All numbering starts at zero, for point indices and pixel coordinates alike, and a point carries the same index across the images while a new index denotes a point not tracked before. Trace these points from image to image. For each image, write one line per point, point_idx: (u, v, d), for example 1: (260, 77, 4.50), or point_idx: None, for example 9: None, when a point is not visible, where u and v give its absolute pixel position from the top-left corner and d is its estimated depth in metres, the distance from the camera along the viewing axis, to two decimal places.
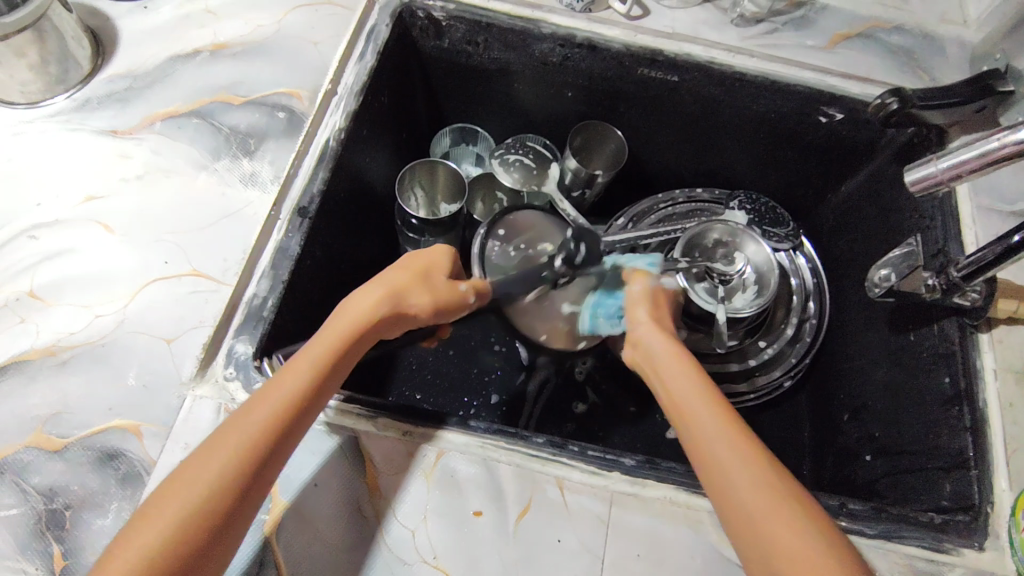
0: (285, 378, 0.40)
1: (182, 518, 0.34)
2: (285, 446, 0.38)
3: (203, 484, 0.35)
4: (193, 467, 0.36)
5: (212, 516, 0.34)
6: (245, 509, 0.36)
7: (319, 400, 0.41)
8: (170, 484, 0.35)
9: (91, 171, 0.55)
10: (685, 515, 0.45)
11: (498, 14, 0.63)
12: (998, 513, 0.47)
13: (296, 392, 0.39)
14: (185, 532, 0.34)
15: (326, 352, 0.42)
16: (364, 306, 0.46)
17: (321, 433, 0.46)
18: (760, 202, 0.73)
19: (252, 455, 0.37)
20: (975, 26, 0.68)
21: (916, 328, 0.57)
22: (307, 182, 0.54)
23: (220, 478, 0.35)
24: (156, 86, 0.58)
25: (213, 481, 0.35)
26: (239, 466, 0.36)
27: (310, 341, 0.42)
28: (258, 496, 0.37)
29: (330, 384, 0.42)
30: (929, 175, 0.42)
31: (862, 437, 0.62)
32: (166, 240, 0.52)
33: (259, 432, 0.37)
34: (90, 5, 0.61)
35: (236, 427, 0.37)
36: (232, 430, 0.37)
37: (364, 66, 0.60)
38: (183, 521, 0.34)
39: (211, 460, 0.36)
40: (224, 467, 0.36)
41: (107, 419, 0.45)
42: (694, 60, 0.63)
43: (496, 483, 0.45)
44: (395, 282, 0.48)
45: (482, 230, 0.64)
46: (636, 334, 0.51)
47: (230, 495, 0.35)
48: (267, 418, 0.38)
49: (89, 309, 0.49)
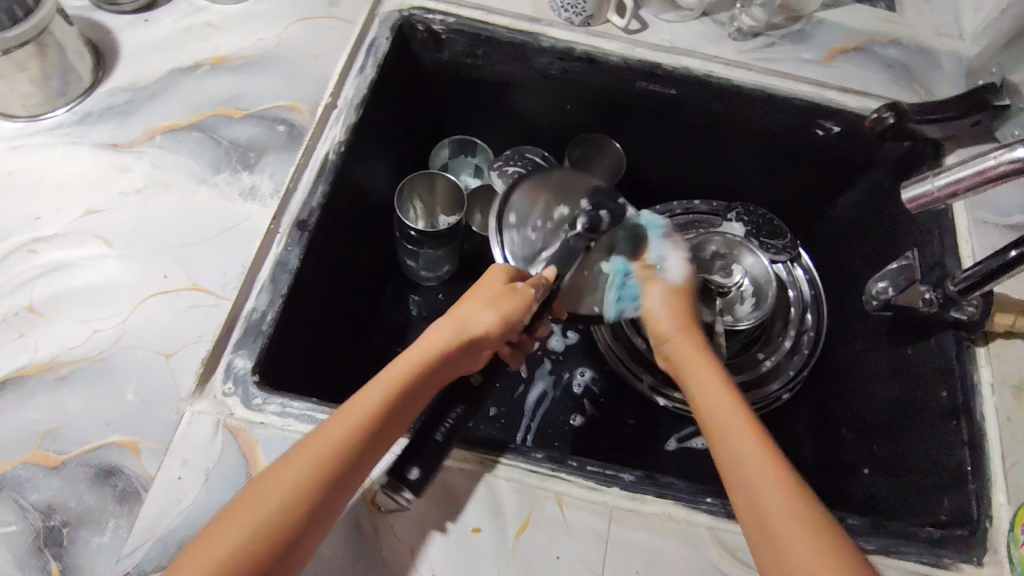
0: (360, 398, 0.41)
1: (262, 520, 0.36)
2: (363, 461, 0.40)
3: (283, 491, 0.37)
4: (274, 475, 0.38)
5: (279, 533, 0.36)
6: (309, 532, 0.37)
7: (396, 422, 0.42)
8: (251, 491, 0.37)
9: (90, 185, 0.55)
10: (685, 531, 0.45)
11: (498, 28, 0.64)
12: (997, 527, 0.47)
13: (364, 417, 0.40)
14: (265, 534, 0.35)
15: (402, 375, 0.43)
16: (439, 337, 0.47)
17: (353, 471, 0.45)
18: (758, 214, 0.73)
19: (330, 466, 0.38)
20: (971, 39, 0.68)
21: (915, 341, 0.58)
22: (307, 195, 0.55)
23: (288, 497, 0.37)
24: (157, 100, 0.58)
25: (291, 489, 0.37)
26: (318, 477, 0.38)
27: (387, 366, 0.44)
28: (336, 506, 0.38)
29: (408, 407, 0.43)
30: (925, 193, 0.42)
31: (861, 451, 0.62)
32: (166, 254, 0.52)
33: (334, 445, 0.39)
34: (91, 19, 0.62)
35: (316, 440, 0.39)
36: (312, 442, 0.39)
37: (364, 80, 0.60)
38: (262, 526, 0.35)
39: (283, 478, 0.37)
40: (304, 475, 0.37)
41: (106, 435, 0.45)
42: (692, 73, 0.64)
43: (495, 499, 0.45)
44: (464, 309, 0.49)
45: (494, 219, 0.58)
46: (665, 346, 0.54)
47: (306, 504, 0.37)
48: (336, 438, 0.39)
49: (89, 323, 0.49)
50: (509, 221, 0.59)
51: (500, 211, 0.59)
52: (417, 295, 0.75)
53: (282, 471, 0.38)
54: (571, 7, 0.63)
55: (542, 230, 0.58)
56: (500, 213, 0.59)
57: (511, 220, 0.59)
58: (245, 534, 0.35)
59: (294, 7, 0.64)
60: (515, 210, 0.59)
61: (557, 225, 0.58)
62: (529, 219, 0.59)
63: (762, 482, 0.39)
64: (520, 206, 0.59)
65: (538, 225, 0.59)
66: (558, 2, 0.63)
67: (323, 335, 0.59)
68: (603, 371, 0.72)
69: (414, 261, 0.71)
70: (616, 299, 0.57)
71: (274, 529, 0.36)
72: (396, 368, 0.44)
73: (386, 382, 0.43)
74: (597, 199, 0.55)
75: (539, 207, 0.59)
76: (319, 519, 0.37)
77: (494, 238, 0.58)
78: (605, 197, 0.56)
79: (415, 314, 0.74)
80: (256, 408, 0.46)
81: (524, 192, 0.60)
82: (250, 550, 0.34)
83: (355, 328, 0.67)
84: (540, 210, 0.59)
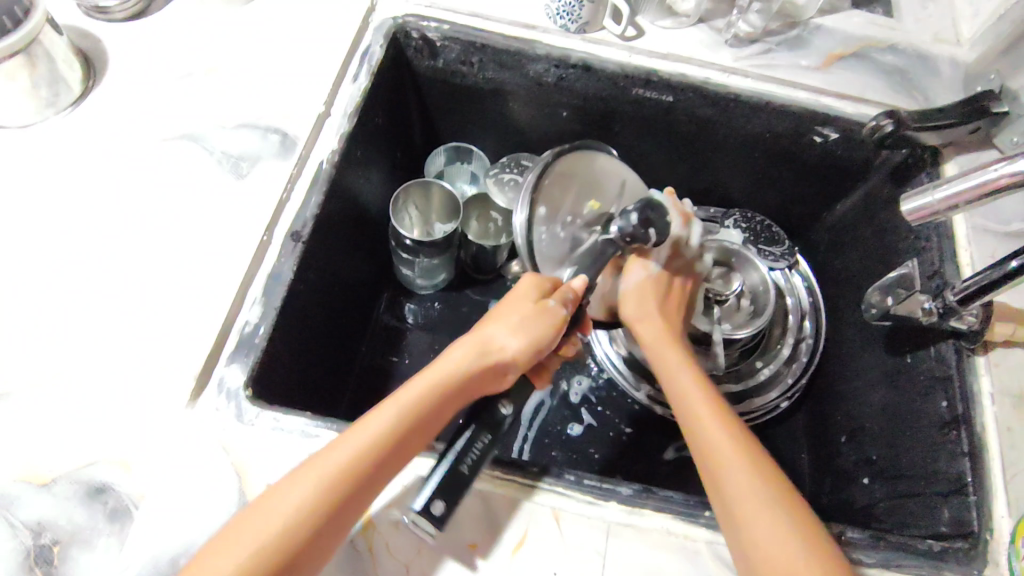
0: (373, 420, 0.40)
1: (263, 540, 0.35)
2: (371, 486, 0.39)
3: (286, 512, 0.36)
4: (279, 493, 0.37)
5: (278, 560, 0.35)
6: (307, 559, 0.36)
7: (409, 447, 0.41)
8: (254, 509, 0.37)
9: (79, 196, 0.54)
10: (683, 546, 0.45)
11: (493, 35, 0.64)
12: (997, 540, 0.47)
13: (373, 444, 0.39)
14: (264, 555, 0.35)
15: (418, 402, 0.42)
16: (460, 357, 0.45)
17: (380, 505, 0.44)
18: (754, 221, 0.74)
19: (336, 490, 0.37)
20: (968, 45, 0.68)
21: (914, 349, 0.57)
22: (301, 206, 0.54)
23: (289, 522, 0.36)
24: (148, 109, 0.58)
25: (294, 510, 0.36)
26: (323, 499, 0.37)
27: (406, 386, 0.43)
28: (337, 534, 0.38)
29: (422, 433, 0.42)
30: (926, 206, 0.41)
31: (860, 460, 0.62)
32: (157, 266, 0.51)
33: (340, 470, 0.38)
34: (81, 29, 0.61)
35: (324, 460, 0.38)
36: (319, 462, 0.38)
37: (358, 88, 0.60)
38: (262, 547, 0.35)
39: (286, 500, 0.37)
40: (308, 495, 0.37)
41: (95, 452, 0.45)
42: (688, 80, 0.63)
43: (492, 515, 0.45)
44: (485, 328, 0.48)
45: (520, 216, 0.49)
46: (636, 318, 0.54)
47: (308, 526, 0.36)
48: (343, 463, 0.38)
49: (79, 336, 0.49)
50: (540, 214, 0.50)
51: (533, 202, 0.50)
52: (413, 303, 0.74)
53: (286, 490, 0.37)
54: (567, 14, 0.63)
55: (569, 227, 0.53)
56: (533, 204, 0.49)
57: (543, 213, 0.50)
58: (242, 556, 0.34)
59: (287, 15, 0.64)
60: (545, 201, 0.50)
61: (587, 225, 0.53)
62: (559, 215, 0.52)
63: (729, 457, 0.43)
64: (550, 197, 0.51)
65: (567, 222, 0.52)
66: (554, 9, 0.63)
67: (317, 346, 0.58)
68: (601, 381, 0.72)
69: (410, 270, 0.70)
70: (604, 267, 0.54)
71: (274, 551, 0.35)
72: (415, 388, 0.43)
73: (403, 404, 0.41)
74: (646, 214, 0.50)
75: (567, 201, 0.52)
76: (319, 543, 0.37)
77: (525, 234, 0.50)
78: (654, 210, 0.50)
79: (411, 322, 0.73)
80: (249, 424, 0.46)
81: (554, 179, 0.51)
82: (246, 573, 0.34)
83: (350, 338, 0.66)
84: (569, 205, 0.52)
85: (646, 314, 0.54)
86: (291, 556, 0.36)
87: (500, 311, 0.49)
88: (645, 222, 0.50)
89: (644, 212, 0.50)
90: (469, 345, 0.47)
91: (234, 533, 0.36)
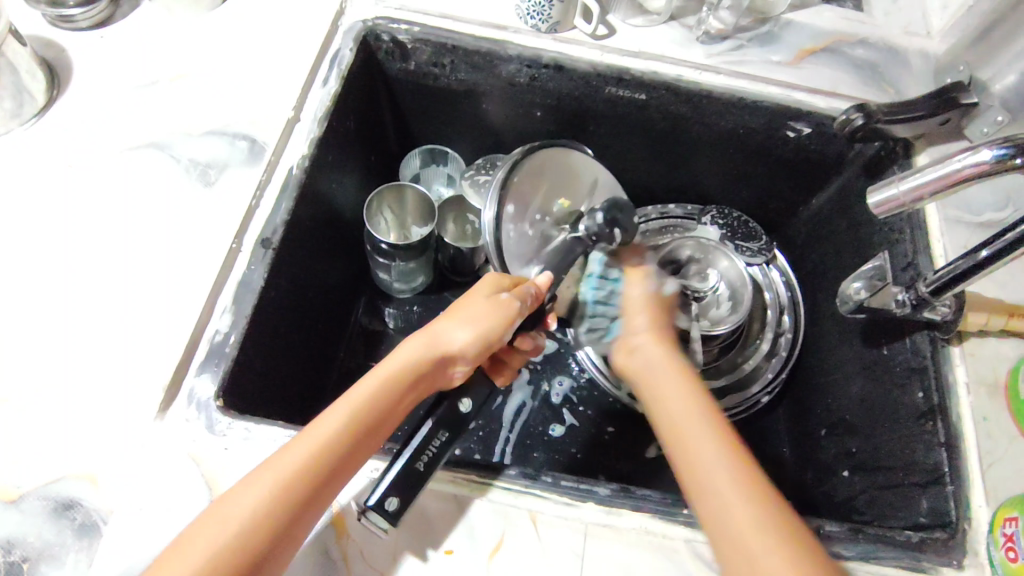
0: (322, 420, 0.40)
1: (223, 542, 0.34)
2: (327, 484, 0.38)
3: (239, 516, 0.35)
4: (234, 496, 0.36)
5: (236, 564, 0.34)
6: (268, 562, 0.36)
7: (363, 440, 0.40)
8: (211, 512, 0.36)
9: (45, 206, 0.53)
10: (661, 544, 0.45)
11: (464, 36, 0.63)
12: (975, 530, 0.47)
13: (323, 445, 0.38)
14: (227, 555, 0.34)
15: (370, 402, 0.41)
16: (415, 350, 0.45)
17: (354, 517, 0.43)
18: (732, 217, 0.75)
19: (292, 490, 0.37)
20: (938, 37, 0.68)
21: (890, 342, 0.57)
22: (271, 213, 0.53)
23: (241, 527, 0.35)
24: (114, 118, 0.57)
25: (253, 509, 0.35)
26: (283, 496, 0.36)
27: (357, 384, 0.42)
28: (295, 535, 0.37)
29: (377, 426, 0.41)
30: (892, 198, 0.41)
31: (839, 453, 0.62)
32: (126, 276, 0.51)
33: (291, 473, 0.37)
34: (44, 38, 0.60)
35: (281, 459, 0.37)
36: (274, 461, 0.37)
37: (328, 92, 0.59)
38: (213, 555, 0.34)
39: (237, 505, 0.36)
40: (265, 493, 0.36)
41: (62, 468, 0.44)
42: (661, 78, 0.63)
43: (467, 520, 0.45)
44: (437, 326, 0.47)
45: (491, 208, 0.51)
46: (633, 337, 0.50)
47: (268, 526, 0.35)
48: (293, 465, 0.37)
49: (45, 351, 0.48)
50: (508, 211, 0.52)
51: (501, 199, 0.52)
52: (392, 308, 0.74)
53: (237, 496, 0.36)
54: (537, 14, 0.62)
55: (540, 224, 0.55)
56: (501, 201, 0.52)
57: (510, 210, 0.53)
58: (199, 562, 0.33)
59: (249, 22, 0.63)
60: (515, 199, 0.53)
61: (556, 222, 0.56)
62: (529, 211, 0.54)
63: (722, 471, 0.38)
64: (518, 194, 0.53)
65: (537, 220, 0.55)
66: (525, 9, 0.63)
67: (292, 354, 0.58)
68: (582, 380, 0.72)
69: (387, 274, 0.69)
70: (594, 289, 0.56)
71: (232, 554, 0.34)
72: (368, 384, 0.42)
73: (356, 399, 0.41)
74: (612, 214, 0.51)
75: (536, 199, 0.55)
76: (280, 542, 0.36)
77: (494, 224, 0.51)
78: (622, 211, 0.52)
79: (390, 327, 0.73)
80: (220, 434, 0.45)
81: (524, 176, 0.54)
82: (209, 574, 0.33)
83: (326, 343, 0.66)
84: (537, 202, 0.55)
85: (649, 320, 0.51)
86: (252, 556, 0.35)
87: (456, 309, 0.49)
88: (610, 221, 0.51)
89: (610, 212, 0.51)
90: (424, 339, 0.46)
91: (185, 544, 0.34)
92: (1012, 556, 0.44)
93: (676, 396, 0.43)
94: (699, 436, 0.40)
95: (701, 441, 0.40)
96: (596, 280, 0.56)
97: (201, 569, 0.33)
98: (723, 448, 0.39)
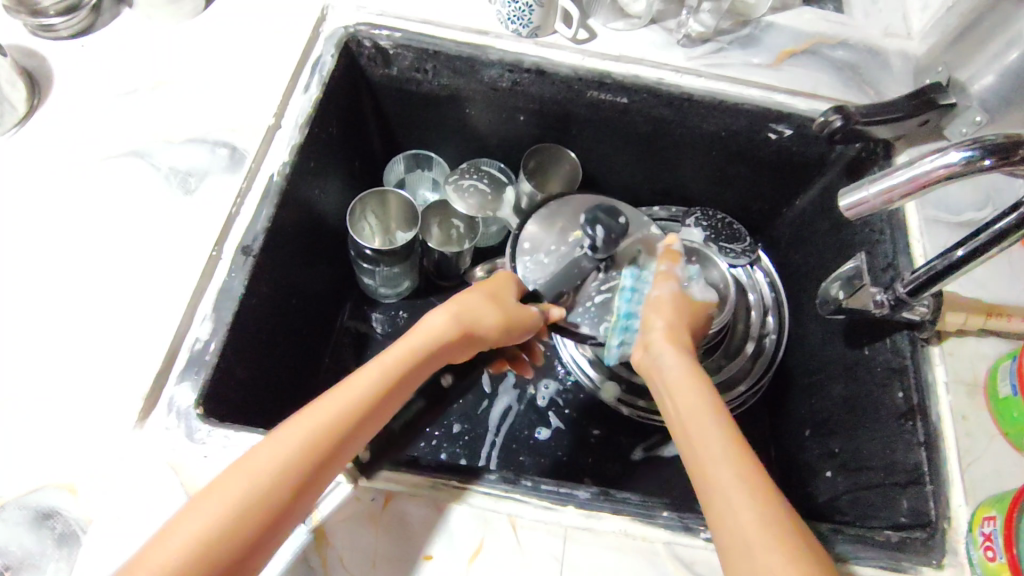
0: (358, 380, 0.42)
1: (249, 495, 0.35)
2: (351, 444, 0.40)
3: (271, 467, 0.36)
4: (260, 449, 0.37)
5: (264, 512, 0.35)
6: (290, 515, 0.37)
7: (388, 408, 0.43)
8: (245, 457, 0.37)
9: (27, 214, 0.53)
10: (640, 547, 0.45)
11: (446, 42, 0.63)
12: (955, 529, 0.47)
13: (358, 403, 0.41)
14: (253, 506, 0.35)
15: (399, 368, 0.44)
16: (436, 325, 0.49)
17: (335, 523, 0.44)
18: (716, 219, 0.75)
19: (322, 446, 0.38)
20: (918, 38, 0.69)
21: (871, 341, 0.57)
22: (251, 220, 0.54)
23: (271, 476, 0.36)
24: (94, 127, 0.57)
25: (282, 463, 0.37)
26: (310, 454, 0.38)
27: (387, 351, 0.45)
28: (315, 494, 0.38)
29: (403, 389, 0.44)
30: (862, 200, 0.41)
31: (823, 454, 0.62)
32: (106, 283, 0.51)
33: (324, 429, 0.39)
34: (24, 46, 0.60)
35: (318, 412, 0.39)
36: (301, 418, 0.39)
37: (309, 99, 0.60)
38: (241, 504, 0.35)
39: (268, 455, 0.37)
40: (308, 440, 0.38)
41: (42, 477, 0.44)
42: (642, 82, 0.64)
43: (447, 524, 0.45)
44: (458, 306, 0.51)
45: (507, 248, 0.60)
46: (646, 338, 0.53)
47: (292, 484, 0.37)
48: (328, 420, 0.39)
49: (22, 360, 0.48)
50: (524, 247, 0.60)
51: (516, 240, 0.61)
52: (379, 313, 0.74)
53: (273, 445, 0.37)
54: (518, 19, 0.62)
55: (556, 254, 0.60)
56: (516, 241, 0.61)
57: (526, 247, 0.60)
58: (228, 507, 0.34)
59: (229, 29, 0.63)
60: (529, 237, 0.60)
61: (571, 248, 0.59)
62: (545, 243, 0.60)
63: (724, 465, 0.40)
64: (535, 234, 0.61)
65: (553, 250, 0.60)
66: (506, 14, 0.63)
67: (275, 359, 0.58)
68: (567, 383, 0.72)
69: (371, 279, 0.69)
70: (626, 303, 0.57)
71: (261, 503, 0.35)
72: (394, 354, 0.45)
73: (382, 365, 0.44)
74: (595, 216, 0.56)
75: (553, 233, 0.60)
76: (302, 498, 0.37)
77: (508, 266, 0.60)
78: (608, 215, 0.57)
79: (377, 331, 0.73)
80: (199, 442, 0.45)
81: (540, 219, 0.61)
82: (237, 521, 0.34)
83: (311, 349, 0.66)
84: (555, 236, 0.60)
85: (663, 319, 0.53)
86: (275, 511, 0.36)
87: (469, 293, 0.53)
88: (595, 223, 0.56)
89: (593, 214, 0.56)
90: (445, 315, 0.50)
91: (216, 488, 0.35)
92: (990, 555, 0.44)
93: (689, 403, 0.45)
94: (709, 445, 0.41)
95: (711, 450, 0.41)
96: (630, 293, 0.57)
97: (228, 515, 0.34)
98: (729, 456, 0.40)
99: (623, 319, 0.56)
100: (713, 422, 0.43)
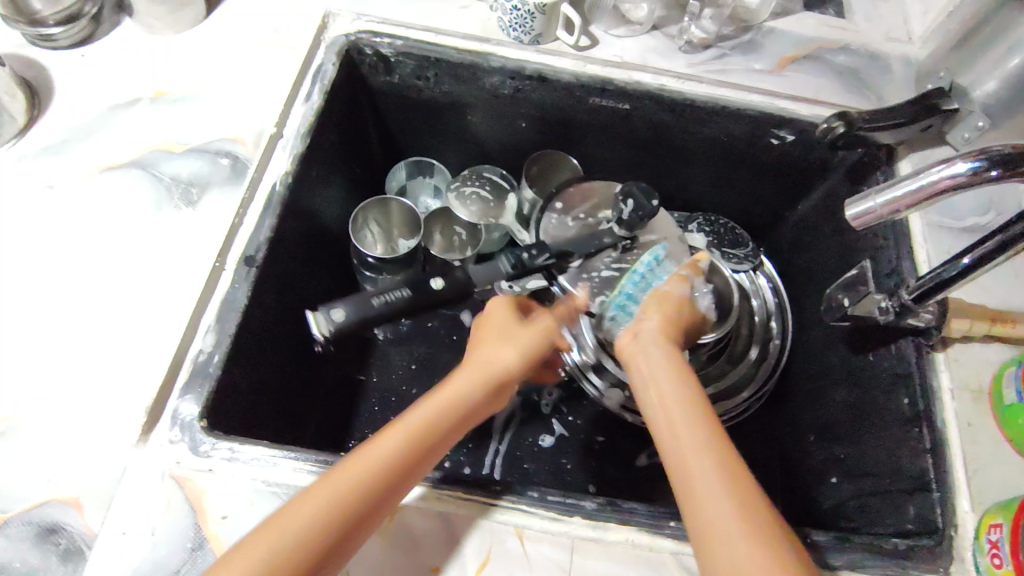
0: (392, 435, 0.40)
1: (275, 559, 0.33)
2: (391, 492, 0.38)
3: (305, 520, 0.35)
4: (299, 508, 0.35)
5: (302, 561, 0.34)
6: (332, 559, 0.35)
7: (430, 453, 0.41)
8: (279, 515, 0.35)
9: (28, 227, 0.53)
10: (647, 558, 0.45)
11: (447, 49, 0.63)
12: (962, 536, 0.47)
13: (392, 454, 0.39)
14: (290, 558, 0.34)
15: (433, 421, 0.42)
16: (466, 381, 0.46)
17: None
18: (719, 224, 0.75)
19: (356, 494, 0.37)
20: (919, 43, 0.69)
21: (876, 348, 0.57)
22: (254, 230, 0.53)
23: (309, 530, 0.35)
24: (95, 137, 0.57)
25: (319, 516, 0.35)
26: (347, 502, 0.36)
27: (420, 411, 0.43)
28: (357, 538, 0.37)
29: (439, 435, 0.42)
30: (868, 210, 0.41)
31: (828, 460, 0.62)
32: (108, 297, 0.50)
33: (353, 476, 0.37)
34: (23, 57, 0.60)
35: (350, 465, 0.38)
36: (334, 477, 0.37)
37: (311, 107, 0.59)
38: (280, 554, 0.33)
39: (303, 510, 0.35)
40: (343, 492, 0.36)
41: (46, 492, 0.44)
42: (643, 88, 0.63)
43: (454, 537, 0.44)
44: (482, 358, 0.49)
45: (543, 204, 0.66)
46: (639, 325, 0.51)
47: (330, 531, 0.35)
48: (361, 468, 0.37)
49: (24, 374, 0.48)
50: (554, 206, 0.66)
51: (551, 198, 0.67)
52: None
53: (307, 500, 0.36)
54: (519, 26, 0.62)
55: (581, 221, 0.64)
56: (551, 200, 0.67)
57: (557, 207, 0.66)
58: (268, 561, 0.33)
59: (229, 37, 0.63)
60: (561, 199, 0.66)
61: (596, 222, 0.64)
62: (574, 211, 0.66)
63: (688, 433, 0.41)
64: (569, 200, 0.66)
65: (579, 217, 0.65)
66: (507, 22, 0.62)
67: (278, 369, 0.58)
68: (571, 390, 0.72)
69: (374, 287, 0.69)
70: (631, 287, 0.58)
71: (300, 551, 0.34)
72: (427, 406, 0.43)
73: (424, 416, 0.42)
74: (630, 189, 0.58)
75: (585, 205, 0.66)
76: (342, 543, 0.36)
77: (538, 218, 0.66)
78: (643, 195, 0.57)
79: (381, 338, 0.73)
80: (203, 455, 0.45)
81: (577, 189, 0.67)
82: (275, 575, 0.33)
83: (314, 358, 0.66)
84: (586, 207, 0.65)
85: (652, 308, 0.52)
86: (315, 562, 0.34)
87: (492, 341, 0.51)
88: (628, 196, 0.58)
89: (628, 189, 0.58)
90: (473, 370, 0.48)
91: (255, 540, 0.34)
92: (996, 562, 0.44)
93: (661, 373, 0.46)
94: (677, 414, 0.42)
95: (699, 463, 0.39)
96: (639, 278, 0.58)
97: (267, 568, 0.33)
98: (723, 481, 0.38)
99: (623, 296, 0.58)
100: (696, 425, 0.41)
